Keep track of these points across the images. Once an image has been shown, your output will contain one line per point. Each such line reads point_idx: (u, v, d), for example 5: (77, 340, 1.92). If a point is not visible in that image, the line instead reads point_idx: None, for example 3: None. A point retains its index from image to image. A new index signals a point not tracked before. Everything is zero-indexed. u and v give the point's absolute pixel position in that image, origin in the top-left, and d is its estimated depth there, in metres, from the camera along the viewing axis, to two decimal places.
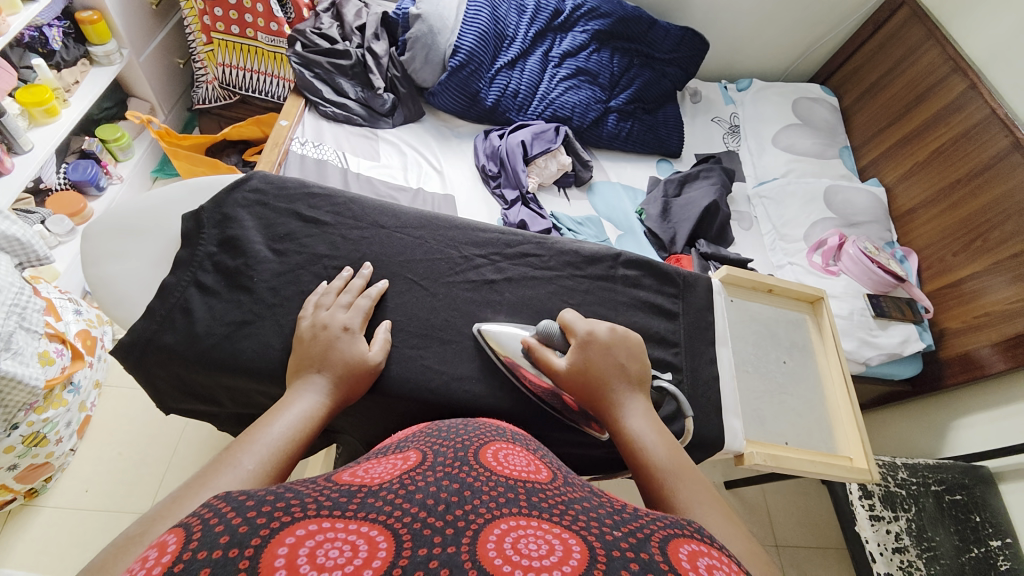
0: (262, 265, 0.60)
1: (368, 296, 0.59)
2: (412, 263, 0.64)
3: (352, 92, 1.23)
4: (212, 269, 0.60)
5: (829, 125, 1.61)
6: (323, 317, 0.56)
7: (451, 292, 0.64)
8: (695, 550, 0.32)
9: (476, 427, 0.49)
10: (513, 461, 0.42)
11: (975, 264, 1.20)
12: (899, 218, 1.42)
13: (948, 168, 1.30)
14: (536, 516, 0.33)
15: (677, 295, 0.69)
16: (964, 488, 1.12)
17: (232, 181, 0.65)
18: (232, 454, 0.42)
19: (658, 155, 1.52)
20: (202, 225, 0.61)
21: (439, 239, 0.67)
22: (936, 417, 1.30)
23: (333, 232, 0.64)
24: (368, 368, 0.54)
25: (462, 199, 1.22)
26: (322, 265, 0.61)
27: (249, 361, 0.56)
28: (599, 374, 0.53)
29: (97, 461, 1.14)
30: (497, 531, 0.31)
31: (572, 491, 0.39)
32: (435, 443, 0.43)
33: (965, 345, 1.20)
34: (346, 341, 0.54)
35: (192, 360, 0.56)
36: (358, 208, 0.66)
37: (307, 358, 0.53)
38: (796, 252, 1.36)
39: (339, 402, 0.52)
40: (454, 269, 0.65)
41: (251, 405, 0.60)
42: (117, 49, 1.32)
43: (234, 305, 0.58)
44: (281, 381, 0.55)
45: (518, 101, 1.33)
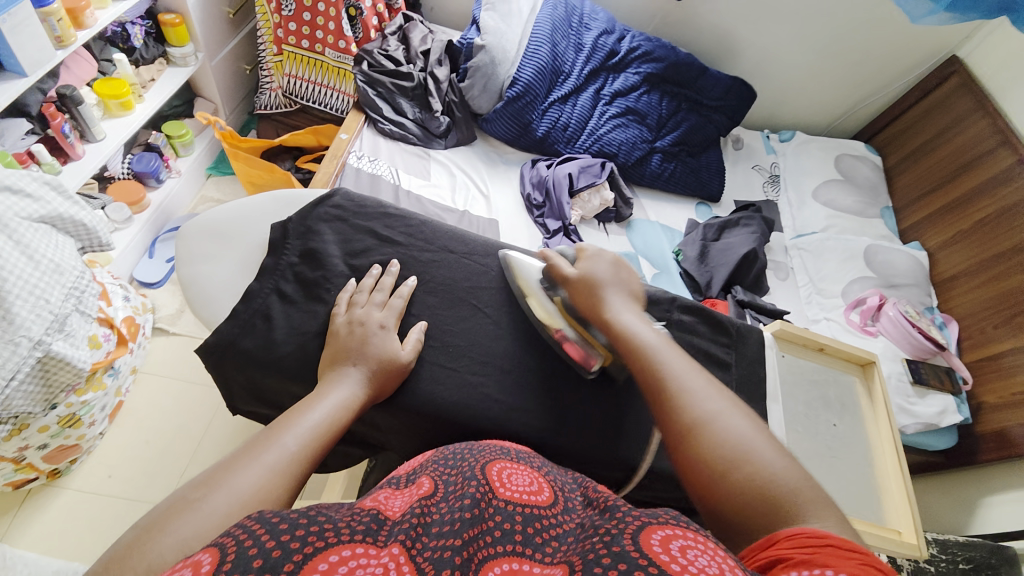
0: (338, 279, 0.62)
1: (400, 296, 0.60)
2: (476, 290, 0.66)
3: (410, 113, 1.27)
4: (294, 279, 0.62)
5: (871, 184, 1.61)
6: (358, 314, 0.57)
7: (513, 321, 0.65)
8: (670, 535, 0.36)
9: (481, 447, 0.52)
10: (515, 480, 0.47)
11: (1017, 339, 1.18)
12: (940, 283, 1.40)
13: (991, 240, 1.29)
14: (530, 557, 0.38)
15: (731, 346, 0.68)
16: (993, 568, 1.05)
17: (317, 196, 0.67)
18: (274, 432, 0.44)
19: (697, 198, 1.55)
20: (288, 236, 0.63)
21: (502, 267, 0.68)
22: (964, 491, 1.25)
23: (405, 252, 0.65)
24: (398, 367, 0.55)
25: (506, 225, 1.24)
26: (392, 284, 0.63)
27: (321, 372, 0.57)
28: (602, 278, 0.60)
29: (123, 447, 1.16)
30: (498, 567, 0.36)
31: (568, 518, 0.43)
32: (443, 473, 0.46)
33: (1002, 421, 1.17)
34: (380, 338, 0.55)
35: (267, 366, 0.57)
36: (430, 232, 0.68)
37: (340, 352, 0.54)
38: (833, 309, 1.35)
39: (372, 395, 0.53)
40: (516, 298, 0.66)
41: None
42: (193, 52, 1.39)
43: (310, 317, 0.59)
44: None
45: (567, 134, 1.37)
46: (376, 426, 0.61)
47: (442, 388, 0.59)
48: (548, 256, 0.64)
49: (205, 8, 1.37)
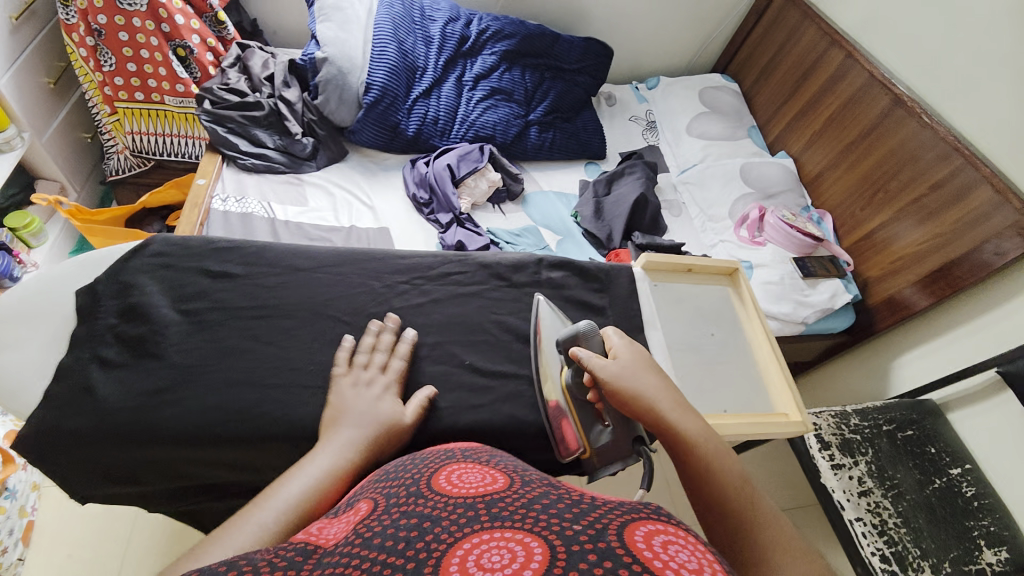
0: (169, 329, 0.59)
1: (399, 356, 0.60)
2: (334, 301, 0.64)
3: (270, 142, 1.22)
4: (114, 341, 0.58)
5: (734, 109, 1.72)
6: (351, 380, 0.56)
7: (377, 323, 0.64)
8: (655, 530, 0.34)
9: (423, 458, 0.49)
10: (468, 480, 0.44)
11: (883, 213, 1.30)
12: (811, 183, 1.52)
13: (843, 132, 1.41)
14: (495, 527, 0.34)
15: (603, 290, 0.73)
16: (915, 422, 1.15)
17: (129, 247, 0.63)
18: (248, 511, 0.41)
19: (584, 159, 1.60)
20: (98, 297, 0.60)
21: (360, 272, 0.67)
22: (877, 360, 1.37)
23: (249, 283, 0.63)
24: (399, 427, 0.54)
25: (398, 230, 1.22)
26: (241, 318, 0.61)
27: (173, 428, 0.54)
28: (648, 378, 0.57)
29: (47, 567, 1.05)
30: (457, 555, 0.32)
31: (532, 490, 0.41)
32: (383, 488, 0.43)
33: (889, 289, 1.28)
34: (380, 400, 0.55)
35: (114, 440, 0.53)
36: (271, 255, 0.65)
37: (342, 412, 0.53)
38: (725, 230, 1.44)
39: (369, 455, 0.50)
40: (378, 299, 0.66)
41: (184, 477, 0.56)
42: (18, 133, 1.25)
43: (144, 374, 0.56)
44: (212, 441, 0.54)
45: (439, 127, 1.37)
46: (263, 467, 0.57)
47: (310, 409, 0.57)
48: (580, 338, 0.62)
49: (22, 83, 1.25)
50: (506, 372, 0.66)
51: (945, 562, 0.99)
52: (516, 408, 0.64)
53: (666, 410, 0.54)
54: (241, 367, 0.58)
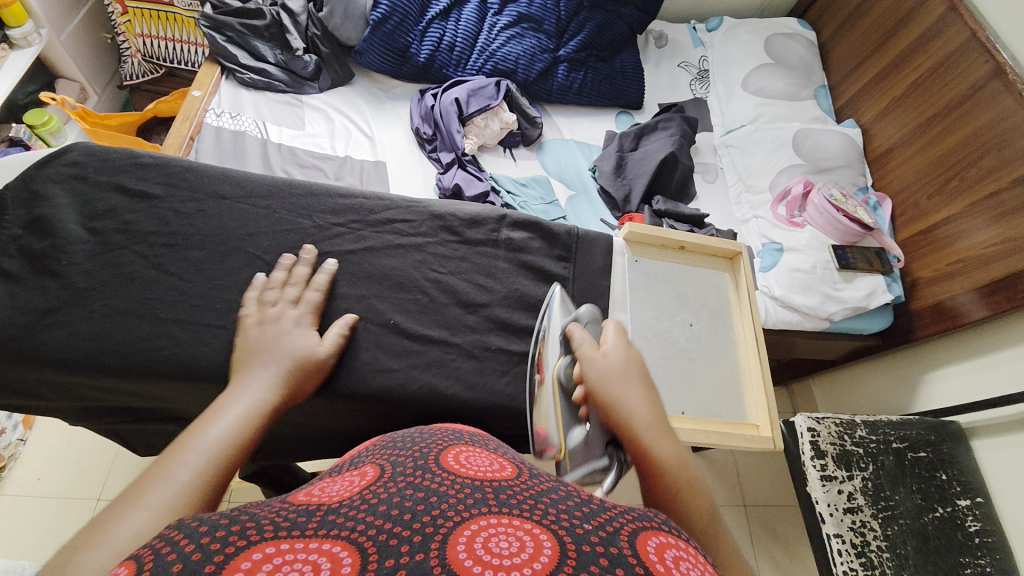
0: (74, 246, 0.53)
1: (316, 288, 0.56)
2: (255, 236, 0.57)
3: (271, 56, 1.14)
4: (18, 254, 0.52)
5: (804, 63, 1.48)
6: (270, 313, 0.52)
7: (299, 265, 0.58)
8: (663, 542, 0.29)
9: (432, 433, 0.46)
10: (474, 462, 0.40)
11: (952, 205, 1.09)
12: (876, 160, 1.31)
13: (926, 103, 1.18)
14: (505, 512, 0.30)
15: (568, 259, 0.66)
16: (931, 444, 1.03)
17: (47, 155, 0.56)
18: (161, 466, 0.36)
19: (617, 107, 1.43)
20: (6, 206, 0.53)
21: (288, 208, 0.59)
22: (909, 370, 1.22)
23: (162, 206, 0.56)
24: (317, 363, 0.51)
25: (395, 166, 1.14)
26: (147, 243, 0.55)
27: (66, 351, 0.50)
28: (620, 376, 0.50)
29: (50, 449, 1.14)
30: (466, 533, 0.28)
31: (540, 481, 0.36)
32: (389, 456, 0.40)
33: (940, 294, 1.11)
34: (294, 335, 0.51)
35: (8, 356, 0.50)
36: (194, 177, 0.58)
37: (251, 351, 0.48)
38: (761, 205, 1.27)
39: (288, 395, 0.47)
40: (305, 240, 0.59)
41: (89, 398, 0.54)
42: (36, 29, 1.23)
43: (38, 293, 0.51)
44: (102, 372, 0.51)
45: (455, 55, 1.24)
46: (166, 400, 0.54)
47: (207, 348, 0.53)
48: (575, 328, 0.55)
49: None
50: (434, 339, 0.60)
51: None
52: (437, 378, 0.58)
53: (641, 423, 0.46)
54: (142, 297, 0.53)
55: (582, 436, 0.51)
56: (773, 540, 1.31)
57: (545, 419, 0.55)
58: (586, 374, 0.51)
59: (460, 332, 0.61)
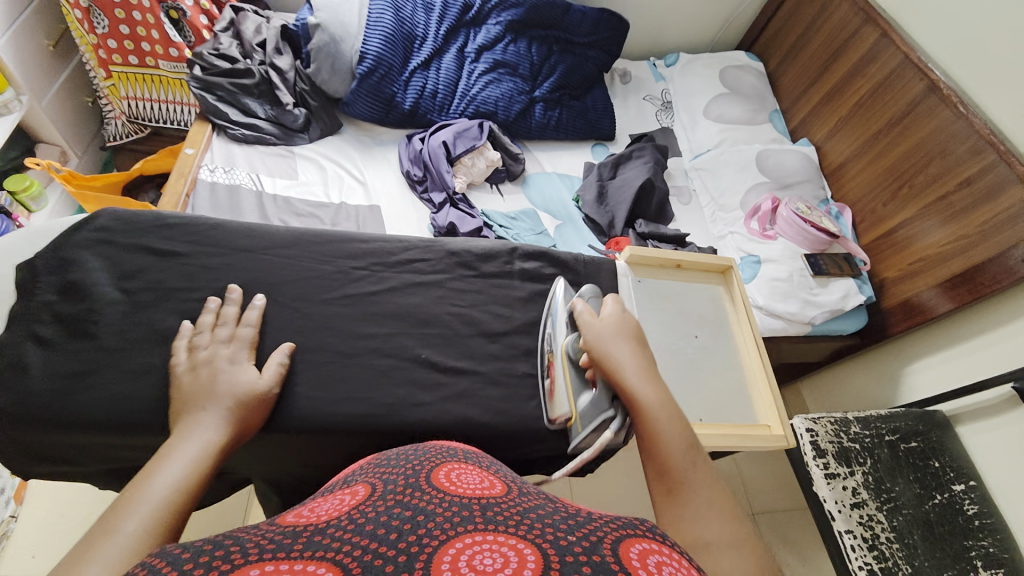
0: (109, 308, 0.54)
1: (248, 323, 0.55)
2: (281, 285, 0.59)
3: (261, 112, 1.19)
4: (53, 319, 0.53)
5: (756, 91, 1.61)
6: (202, 357, 0.51)
7: (327, 310, 0.60)
8: (645, 547, 0.34)
9: (426, 451, 0.50)
10: (465, 480, 0.44)
11: (907, 210, 1.20)
12: (832, 173, 1.43)
13: (871, 120, 1.30)
14: (490, 529, 0.34)
15: (579, 283, 0.70)
16: (919, 434, 1.09)
17: (75, 221, 0.58)
18: (110, 521, 0.37)
19: (592, 140, 1.52)
20: (37, 274, 0.54)
21: (311, 256, 0.62)
22: (888, 365, 1.30)
23: (190, 262, 0.58)
24: (259, 396, 0.51)
25: (389, 209, 1.18)
26: (178, 299, 0.56)
27: (102, 413, 0.51)
28: (619, 344, 0.56)
29: (42, 523, 1.08)
30: (451, 551, 0.31)
31: (528, 500, 0.41)
32: (382, 475, 0.45)
33: (905, 292, 1.20)
34: (230, 372, 0.50)
35: (41, 423, 0.50)
36: (221, 234, 0.59)
37: (188, 401, 0.48)
38: (735, 222, 1.36)
39: (237, 433, 0.48)
40: (330, 286, 0.61)
41: (120, 459, 0.54)
42: (16, 96, 1.23)
43: (74, 355, 0.52)
44: (135, 432, 0.51)
45: (438, 101, 1.31)
46: None
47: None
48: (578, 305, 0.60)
49: (20, 46, 1.23)
50: (461, 369, 0.62)
51: None
52: (469, 407, 0.60)
53: (632, 379, 0.53)
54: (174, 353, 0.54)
55: (590, 399, 0.57)
56: (786, 546, 1.32)
57: (556, 388, 0.61)
58: (588, 342, 0.57)
59: (486, 361, 0.63)
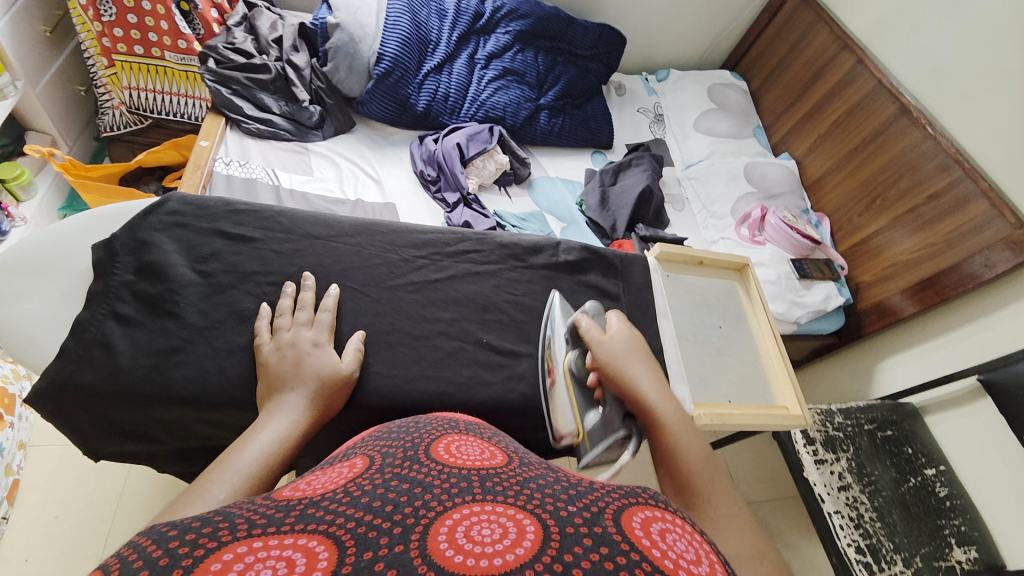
0: (188, 289, 0.56)
1: (326, 309, 0.57)
2: (349, 271, 0.62)
3: (276, 107, 1.19)
4: (132, 299, 0.55)
5: (742, 108, 1.73)
6: (286, 338, 0.53)
7: (394, 295, 0.63)
8: (648, 516, 0.34)
9: (427, 422, 0.49)
10: (466, 451, 0.44)
11: (881, 219, 1.32)
12: (812, 186, 1.55)
13: (847, 137, 1.43)
14: (490, 501, 0.34)
15: (619, 278, 0.75)
16: (894, 423, 1.19)
17: (145, 204, 0.59)
18: (199, 484, 0.39)
19: (591, 148, 1.59)
20: (116, 253, 0.55)
21: (376, 244, 0.65)
22: (863, 363, 1.41)
23: (264, 248, 0.60)
24: (343, 379, 0.53)
25: (404, 206, 1.21)
26: (255, 282, 0.58)
27: (193, 389, 0.53)
28: (622, 354, 0.57)
29: (32, 527, 1.03)
30: (448, 522, 0.31)
31: (528, 470, 0.41)
32: (383, 444, 0.43)
33: (878, 295, 1.32)
34: (315, 356, 0.53)
35: (134, 398, 0.52)
36: (288, 221, 0.62)
37: (276, 380, 0.51)
38: (726, 228, 1.45)
39: (319, 417, 0.50)
40: (394, 272, 0.65)
41: (196, 436, 0.56)
42: (11, 81, 1.19)
43: (160, 334, 0.54)
44: (224, 407, 0.53)
45: (449, 104, 1.34)
46: None
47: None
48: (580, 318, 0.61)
49: (19, 31, 1.19)
50: (519, 351, 0.66)
51: (916, 556, 1.03)
52: (529, 387, 0.65)
53: (649, 393, 0.53)
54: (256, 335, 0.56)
55: (597, 417, 0.57)
56: (771, 532, 1.41)
57: (559, 406, 0.61)
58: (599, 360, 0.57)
59: None
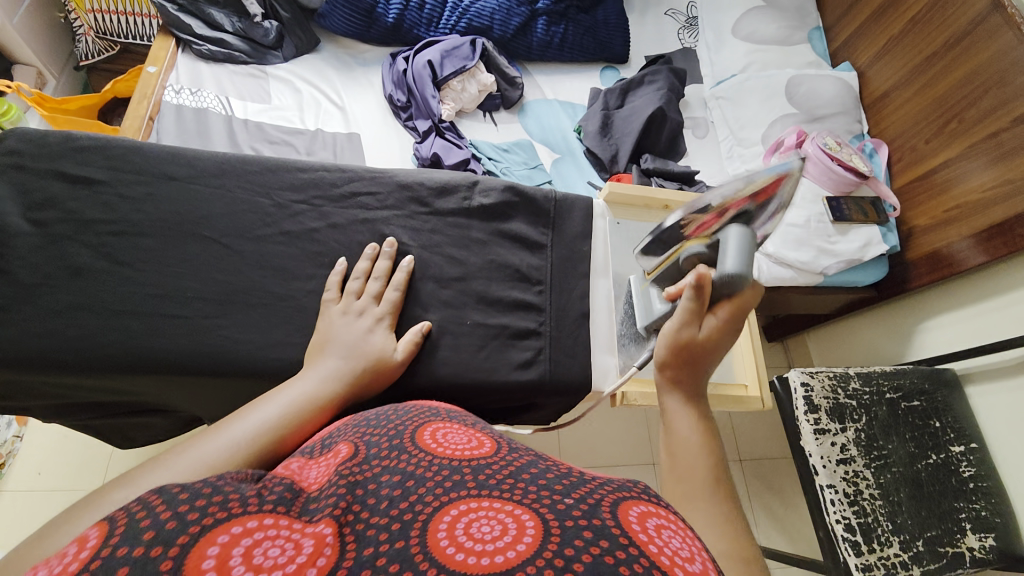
0: (17, 240, 0.52)
1: (396, 286, 0.57)
2: (209, 219, 0.56)
3: (228, 24, 1.07)
4: None
5: (797, 4, 1.38)
6: (353, 307, 0.55)
7: (261, 248, 0.57)
8: (646, 510, 0.31)
9: (407, 411, 0.43)
10: (452, 439, 0.38)
11: (950, 148, 1.05)
12: (872, 105, 1.25)
13: (925, 40, 1.11)
14: (487, 494, 0.31)
15: (549, 227, 0.67)
16: (924, 393, 1.03)
17: None
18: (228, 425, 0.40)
19: (602, 63, 1.36)
20: None
21: (244, 187, 0.58)
22: (901, 321, 1.22)
23: (107, 191, 0.55)
24: (388, 365, 0.52)
25: (369, 137, 1.09)
26: (93, 231, 0.54)
27: (15, 348, 0.50)
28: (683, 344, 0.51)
29: (45, 445, 1.14)
30: (447, 518, 0.29)
31: (519, 455, 0.36)
32: (363, 435, 0.39)
33: (935, 242, 1.09)
34: (370, 337, 0.53)
35: None
36: (139, 159, 0.56)
37: (329, 340, 0.52)
38: (753, 158, 1.23)
39: (353, 388, 0.49)
40: (266, 221, 0.58)
41: (54, 397, 0.54)
42: None
43: None
44: (59, 369, 0.50)
45: (426, 14, 1.17)
46: (135, 394, 0.54)
47: (170, 340, 0.52)
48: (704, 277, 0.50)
49: None
50: (409, 314, 0.59)
51: (919, 540, 0.92)
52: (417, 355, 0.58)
53: (673, 396, 0.50)
54: (97, 292, 0.52)
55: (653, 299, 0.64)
56: (769, 492, 1.34)
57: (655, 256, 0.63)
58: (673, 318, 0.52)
59: (436, 308, 0.60)
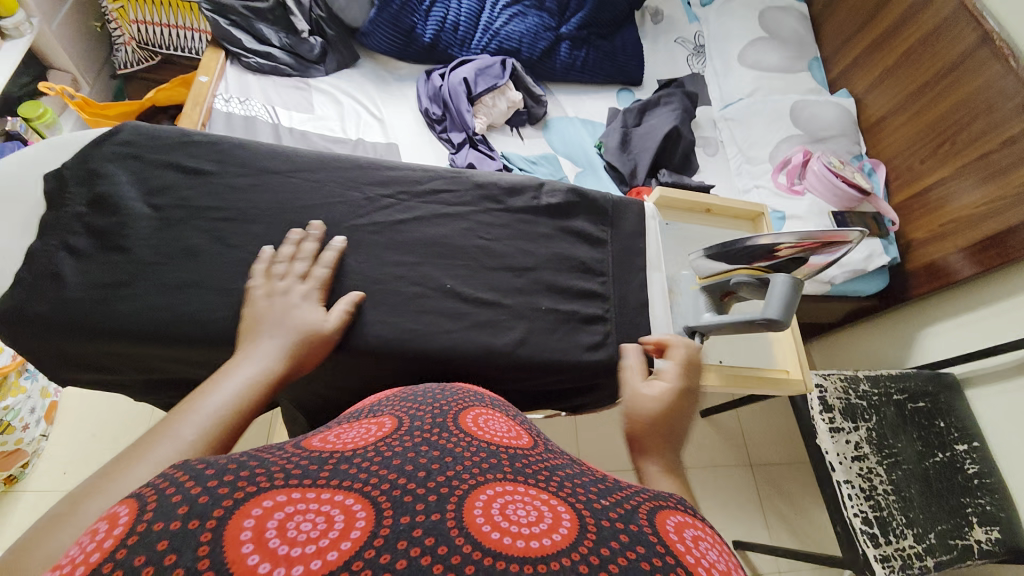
0: (138, 222, 0.57)
1: (324, 264, 0.57)
2: (306, 209, 0.61)
3: (275, 39, 1.14)
4: (83, 231, 0.57)
5: (797, 36, 1.49)
6: (278, 286, 0.54)
7: (355, 236, 0.62)
8: (682, 522, 0.30)
9: (454, 392, 0.43)
10: (492, 426, 0.38)
11: (944, 168, 1.15)
12: (870, 128, 1.36)
13: (918, 71, 1.22)
14: (522, 481, 0.30)
15: (607, 224, 0.74)
16: (928, 395, 1.10)
17: (97, 135, 0.60)
18: (172, 422, 0.39)
19: (619, 84, 1.45)
20: (67, 184, 0.58)
21: (337, 180, 0.64)
22: (902, 329, 1.30)
23: (216, 180, 0.60)
24: (324, 338, 0.53)
25: (407, 146, 1.15)
26: (204, 217, 0.59)
27: (135, 321, 0.54)
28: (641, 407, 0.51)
29: (72, 444, 1.14)
30: (483, 497, 0.28)
31: (554, 456, 0.36)
32: (410, 408, 0.38)
33: (932, 254, 1.17)
34: (301, 310, 0.53)
35: (79, 327, 0.53)
36: (244, 155, 0.63)
37: (260, 323, 0.51)
38: (762, 174, 1.31)
39: (294, 367, 0.50)
40: (357, 212, 0.63)
41: (159, 370, 0.58)
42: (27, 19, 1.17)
43: (106, 268, 0.55)
44: (173, 341, 0.54)
45: (460, 35, 1.25)
46: None
47: None
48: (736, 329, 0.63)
49: None
50: (487, 300, 0.64)
51: (931, 533, 0.97)
52: (490, 338, 0.62)
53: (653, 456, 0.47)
54: (203, 271, 0.57)
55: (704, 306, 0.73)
56: (781, 495, 1.38)
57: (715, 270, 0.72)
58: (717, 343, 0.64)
59: (511, 295, 0.65)
